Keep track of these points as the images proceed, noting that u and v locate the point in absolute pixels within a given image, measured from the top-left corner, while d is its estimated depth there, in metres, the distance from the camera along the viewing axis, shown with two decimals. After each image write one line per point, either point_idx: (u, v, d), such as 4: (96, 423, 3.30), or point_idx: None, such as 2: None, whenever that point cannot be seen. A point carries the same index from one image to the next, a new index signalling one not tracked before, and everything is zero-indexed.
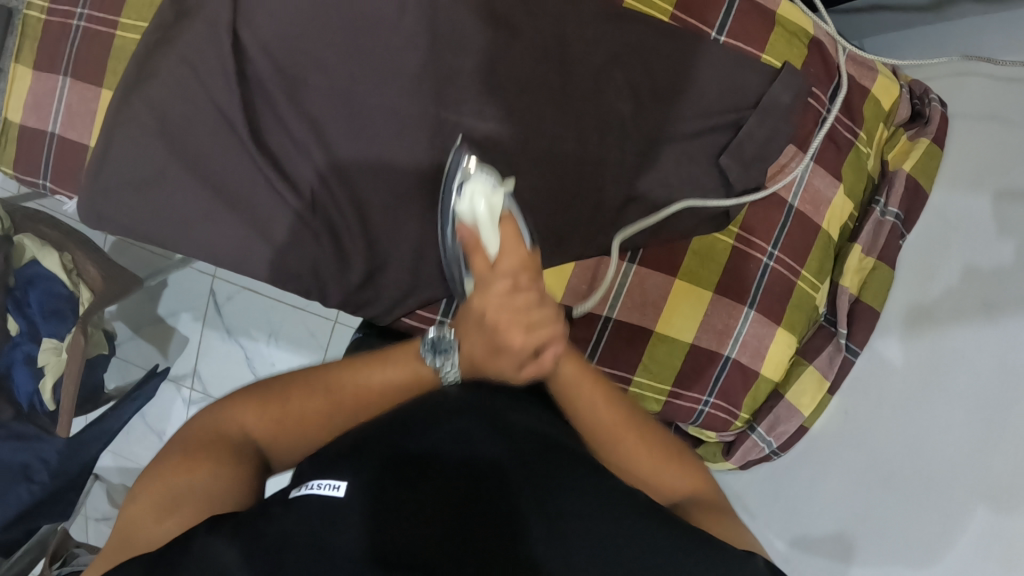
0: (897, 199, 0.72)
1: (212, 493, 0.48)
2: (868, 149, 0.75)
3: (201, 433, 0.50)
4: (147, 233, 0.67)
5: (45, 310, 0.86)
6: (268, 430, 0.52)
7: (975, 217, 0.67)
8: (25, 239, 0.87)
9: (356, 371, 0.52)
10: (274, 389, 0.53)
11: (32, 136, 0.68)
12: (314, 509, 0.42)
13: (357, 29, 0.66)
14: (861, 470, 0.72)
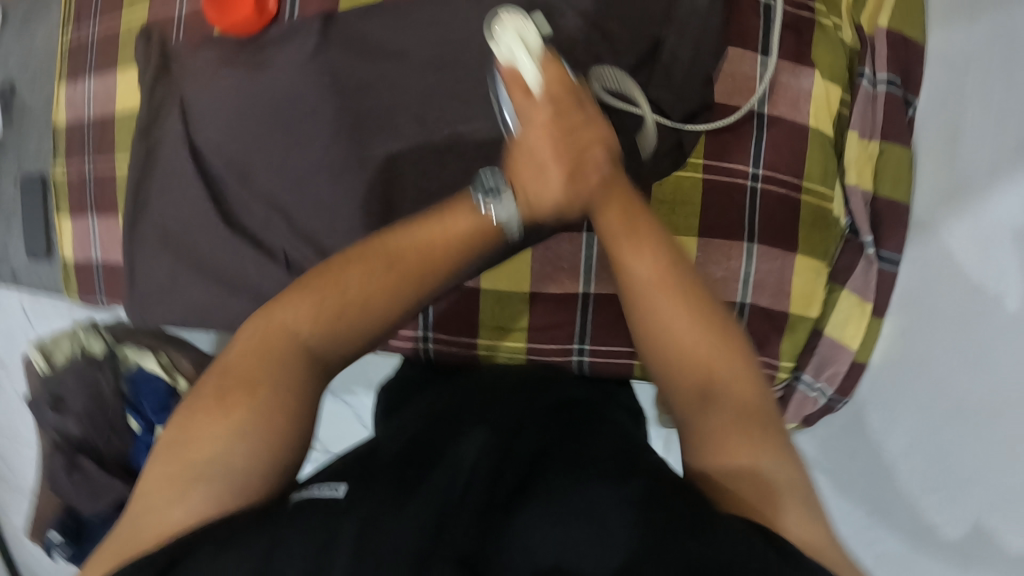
0: (883, 63, 0.62)
1: (235, 455, 0.38)
2: (835, 20, 0.64)
3: (254, 343, 0.41)
4: (174, 320, 0.78)
5: (156, 407, 1.04)
6: (327, 335, 0.42)
7: (985, 52, 0.55)
8: (127, 350, 1.05)
9: (423, 227, 0.45)
10: (325, 277, 0.43)
11: (84, 267, 0.83)
12: (318, 505, 0.35)
13: (274, 98, 0.71)
14: (931, 406, 0.60)
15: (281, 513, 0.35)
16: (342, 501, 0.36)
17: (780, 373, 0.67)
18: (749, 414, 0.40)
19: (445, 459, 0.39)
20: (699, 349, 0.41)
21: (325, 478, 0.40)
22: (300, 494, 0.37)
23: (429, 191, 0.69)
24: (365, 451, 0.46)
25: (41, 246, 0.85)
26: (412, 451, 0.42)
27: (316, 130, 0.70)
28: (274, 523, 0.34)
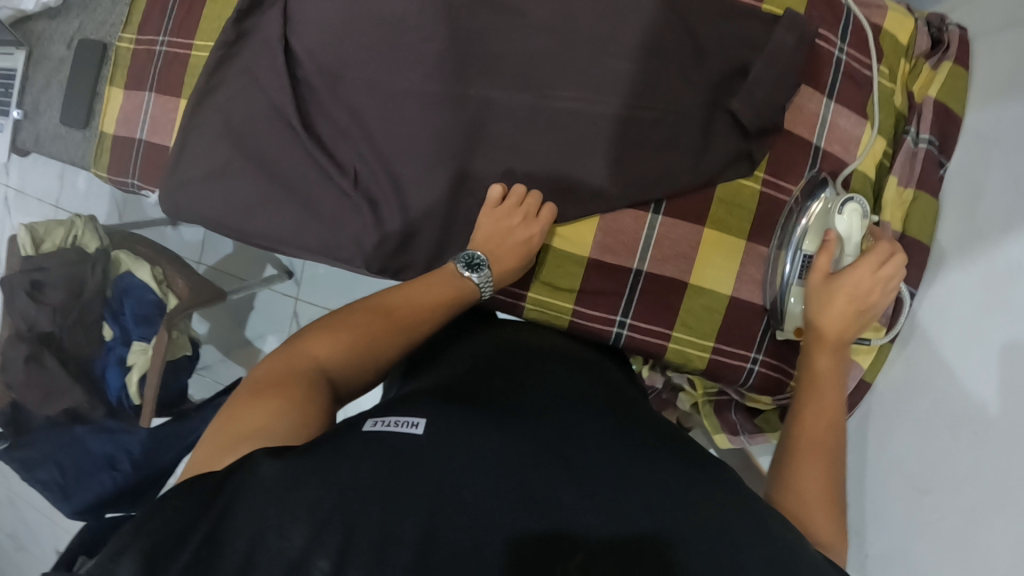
0: (927, 125, 0.72)
1: (284, 417, 0.49)
2: (892, 84, 0.75)
3: (275, 365, 0.55)
4: (210, 216, 0.76)
5: (136, 316, 1.00)
6: (340, 360, 0.57)
7: (1008, 128, 0.65)
8: (121, 255, 1.01)
9: (404, 292, 0.65)
10: (337, 324, 0.60)
11: (123, 144, 0.81)
12: (394, 439, 0.46)
13: (383, 25, 0.73)
14: (926, 424, 0.66)
15: (353, 442, 0.45)
16: (421, 437, 0.47)
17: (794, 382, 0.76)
18: (825, 420, 0.56)
19: (484, 420, 0.50)
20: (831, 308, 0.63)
21: (396, 411, 0.51)
22: (374, 425, 0.48)
23: (510, 146, 0.73)
24: (413, 396, 0.55)
25: (77, 113, 0.82)
26: (481, 405, 0.53)
27: (415, 63, 0.73)
28: (337, 450, 0.44)
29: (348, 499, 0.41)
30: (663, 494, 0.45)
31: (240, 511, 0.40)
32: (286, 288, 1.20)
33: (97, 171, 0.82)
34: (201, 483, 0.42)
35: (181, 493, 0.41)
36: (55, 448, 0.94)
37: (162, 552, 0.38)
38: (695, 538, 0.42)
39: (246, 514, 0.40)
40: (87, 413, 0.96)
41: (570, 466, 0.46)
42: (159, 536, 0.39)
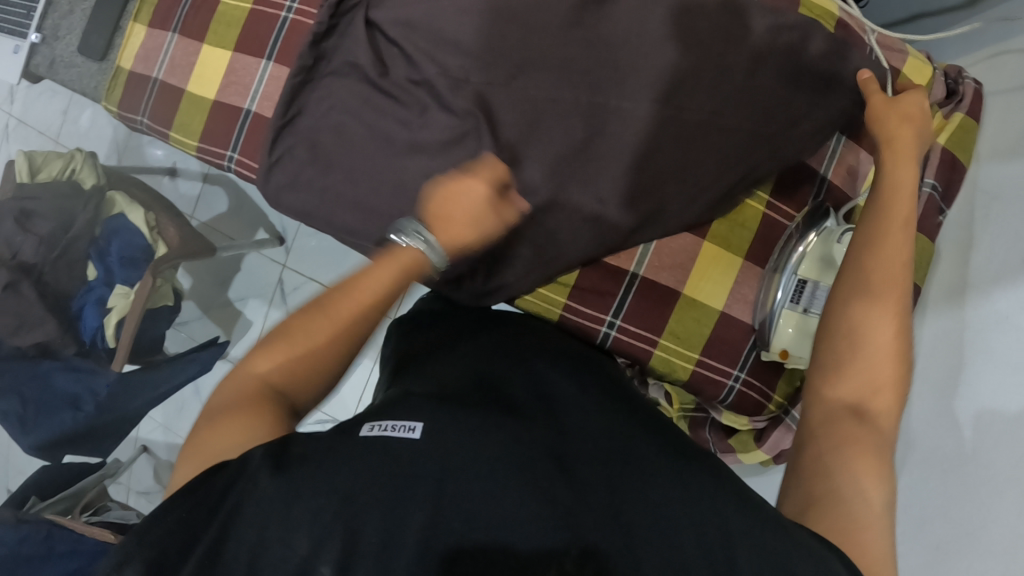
0: (932, 170, 0.72)
1: (249, 439, 0.50)
2: None
3: (227, 392, 0.53)
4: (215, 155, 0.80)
5: (122, 257, 0.98)
6: (286, 370, 0.54)
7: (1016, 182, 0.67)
8: (118, 196, 0.99)
9: (326, 315, 0.55)
10: (276, 335, 0.55)
11: (138, 80, 0.83)
12: (388, 445, 0.45)
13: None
14: (907, 458, 0.69)
15: (348, 447, 0.45)
16: (415, 442, 0.45)
17: (772, 405, 0.77)
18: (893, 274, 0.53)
19: (476, 420, 0.48)
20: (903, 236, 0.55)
21: (393, 415, 0.49)
22: (370, 430, 0.47)
23: (520, 137, 0.74)
24: (400, 399, 0.53)
25: (97, 45, 0.85)
26: (488, 401, 0.52)
27: (436, 43, 0.75)
28: (340, 457, 0.44)
29: (350, 501, 0.41)
30: (665, 494, 0.44)
31: (248, 513, 0.41)
32: (275, 253, 1.18)
33: (109, 104, 0.85)
34: (203, 493, 0.43)
35: (187, 495, 0.42)
36: (20, 380, 0.92)
37: (172, 558, 0.40)
38: (676, 522, 0.42)
39: (248, 525, 0.41)
40: (58, 348, 0.95)
41: (562, 468, 0.46)
42: (166, 546, 0.40)
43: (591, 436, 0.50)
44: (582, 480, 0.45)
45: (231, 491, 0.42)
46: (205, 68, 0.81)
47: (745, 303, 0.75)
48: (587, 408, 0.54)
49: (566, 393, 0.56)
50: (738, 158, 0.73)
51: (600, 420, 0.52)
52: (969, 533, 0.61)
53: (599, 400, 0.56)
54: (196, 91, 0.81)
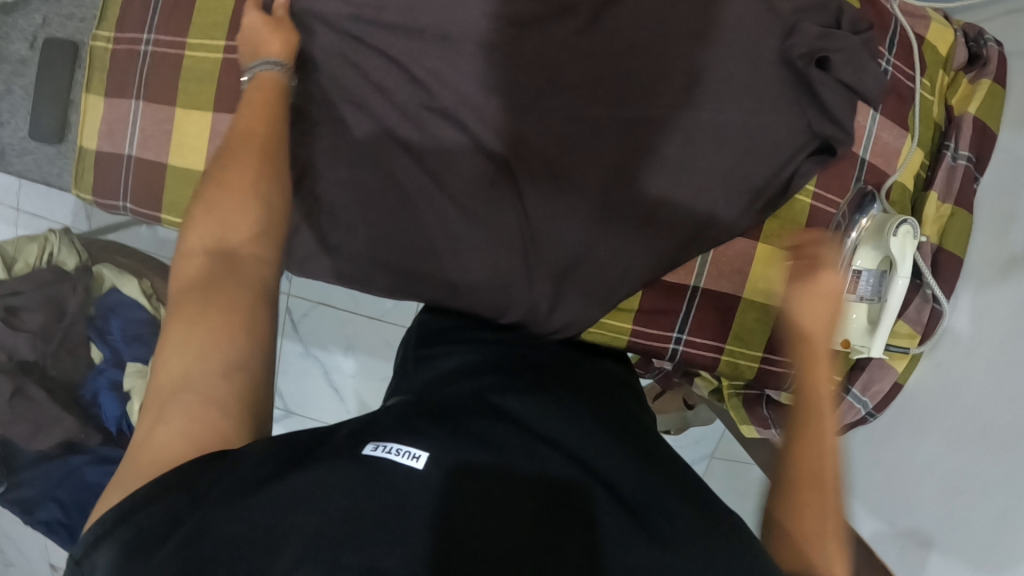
0: (966, 141, 0.74)
1: (194, 324, 0.48)
2: (932, 97, 0.76)
3: (180, 281, 0.52)
4: None
5: (126, 334, 0.93)
6: (216, 233, 0.53)
7: None
8: (104, 269, 0.95)
9: (229, 159, 0.58)
10: (195, 209, 0.55)
11: (109, 159, 0.74)
12: (395, 474, 0.42)
13: (421, 23, 0.68)
14: (955, 427, 0.73)
15: (348, 467, 0.42)
16: (418, 474, 0.42)
17: (832, 383, 0.80)
18: (816, 442, 0.51)
19: (489, 449, 0.45)
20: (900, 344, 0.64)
21: (398, 433, 0.46)
22: (375, 449, 0.44)
23: (557, 163, 0.70)
24: (409, 417, 0.49)
25: (50, 124, 0.76)
26: (496, 422, 0.49)
27: (452, 74, 0.69)
28: (339, 474, 0.42)
29: (334, 529, 0.39)
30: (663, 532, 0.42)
31: (223, 518, 0.39)
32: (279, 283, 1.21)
33: (80, 192, 0.75)
34: (185, 487, 0.41)
35: (169, 489, 0.41)
36: (54, 483, 0.89)
37: (147, 545, 0.39)
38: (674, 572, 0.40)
39: (220, 531, 0.39)
40: (84, 442, 0.90)
41: (566, 503, 0.43)
42: (149, 531, 0.40)
43: (598, 459, 0.48)
44: (583, 515, 0.42)
45: (221, 472, 0.42)
46: (187, 135, 0.72)
47: None
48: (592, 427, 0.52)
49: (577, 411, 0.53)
50: (779, 158, 0.71)
51: (607, 440, 0.50)
52: (1003, 500, 0.65)
53: (600, 420, 0.55)
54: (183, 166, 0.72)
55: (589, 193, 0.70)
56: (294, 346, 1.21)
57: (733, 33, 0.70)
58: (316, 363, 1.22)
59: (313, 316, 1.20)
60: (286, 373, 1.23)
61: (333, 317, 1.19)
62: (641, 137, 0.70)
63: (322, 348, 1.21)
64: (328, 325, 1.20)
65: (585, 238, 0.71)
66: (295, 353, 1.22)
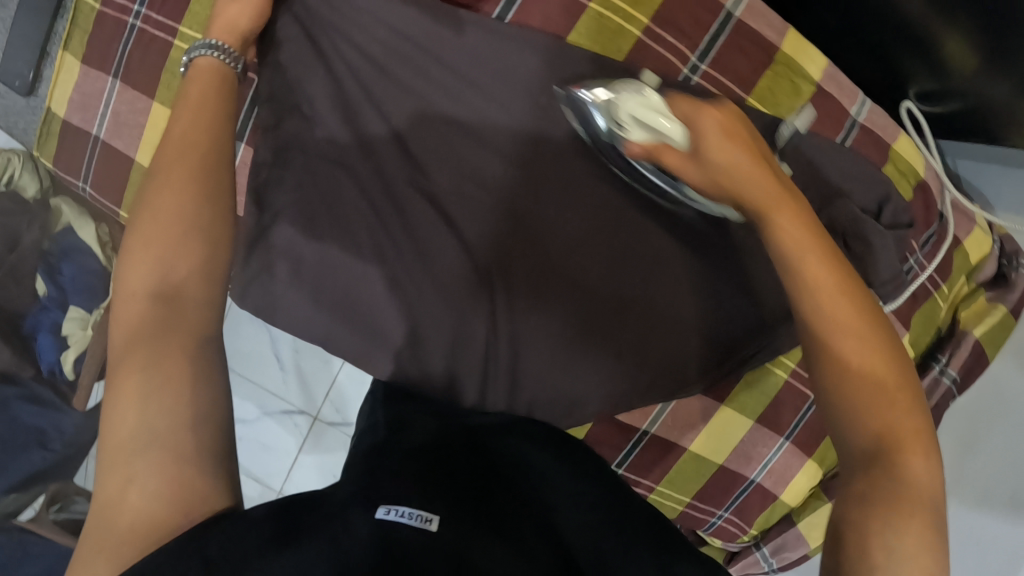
0: (959, 361, 0.71)
1: (178, 369, 0.42)
2: (945, 304, 0.73)
3: (123, 321, 0.44)
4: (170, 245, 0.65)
5: (77, 283, 0.95)
6: (167, 245, 0.46)
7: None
8: (64, 206, 0.95)
9: (172, 168, 0.49)
10: (138, 231, 0.47)
11: (77, 135, 0.67)
12: (409, 543, 0.38)
13: (456, 92, 0.64)
14: None
15: (359, 539, 0.38)
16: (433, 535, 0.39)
17: (745, 535, 0.80)
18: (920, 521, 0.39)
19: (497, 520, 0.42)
20: (819, 254, 0.48)
21: (409, 493, 0.43)
22: (386, 513, 0.40)
23: (550, 274, 0.65)
24: (394, 476, 0.45)
25: (21, 73, 0.69)
26: (490, 487, 0.46)
27: (462, 152, 0.65)
28: (351, 549, 0.38)
29: None
30: None
31: None
32: None
33: (42, 156, 0.69)
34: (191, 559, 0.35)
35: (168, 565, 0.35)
36: None
37: None
38: None
39: None
40: (16, 375, 0.94)
41: None
42: None
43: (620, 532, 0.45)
44: None
45: (224, 533, 0.37)
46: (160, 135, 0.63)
47: (746, 459, 0.74)
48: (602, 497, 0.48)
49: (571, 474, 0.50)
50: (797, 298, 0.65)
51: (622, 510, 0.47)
52: None
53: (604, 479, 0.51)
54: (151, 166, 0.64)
55: (574, 311, 0.65)
56: None
57: None
58: None
59: None
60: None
61: None
62: (659, 252, 0.66)
63: None
64: None
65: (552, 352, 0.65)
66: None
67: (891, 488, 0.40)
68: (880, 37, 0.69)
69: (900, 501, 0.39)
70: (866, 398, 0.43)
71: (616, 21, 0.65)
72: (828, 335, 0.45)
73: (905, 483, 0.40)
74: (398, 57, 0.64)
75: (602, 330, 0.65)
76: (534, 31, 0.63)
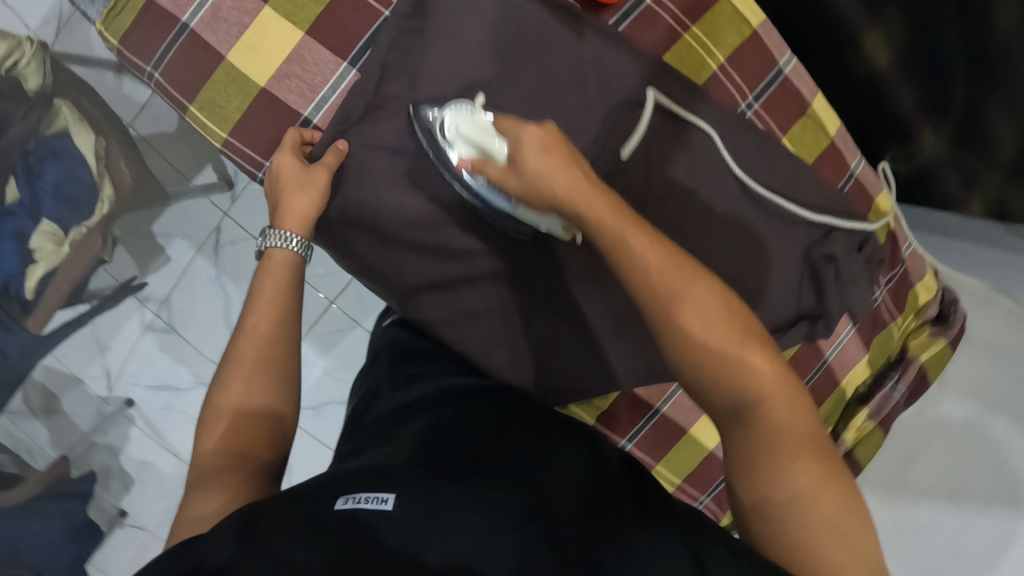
0: (909, 381, 0.86)
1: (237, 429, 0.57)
2: (897, 333, 0.89)
3: (230, 397, 0.58)
4: (240, 142, 0.70)
5: (58, 192, 0.87)
6: (268, 339, 0.60)
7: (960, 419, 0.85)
8: (64, 107, 0.89)
9: (260, 308, 0.61)
10: (244, 345, 0.60)
11: (163, 15, 0.71)
12: (358, 524, 0.42)
13: (560, 72, 0.69)
14: None
15: (317, 523, 0.42)
16: (390, 513, 0.43)
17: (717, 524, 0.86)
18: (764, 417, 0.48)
19: (450, 468, 0.49)
20: (680, 251, 0.51)
21: (368, 483, 0.46)
22: (344, 503, 0.44)
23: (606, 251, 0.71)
24: (417, 465, 0.49)
25: None
26: (461, 454, 0.51)
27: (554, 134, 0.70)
28: (301, 537, 0.41)
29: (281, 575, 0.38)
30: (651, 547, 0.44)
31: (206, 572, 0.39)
32: (220, 200, 1.11)
33: (110, 30, 0.71)
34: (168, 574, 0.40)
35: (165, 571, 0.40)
36: None
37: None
38: None
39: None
40: None
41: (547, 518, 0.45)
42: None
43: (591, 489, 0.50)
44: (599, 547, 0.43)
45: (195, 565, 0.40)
46: (261, 40, 0.70)
47: None
48: (582, 459, 0.54)
49: (555, 447, 0.55)
50: None
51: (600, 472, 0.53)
52: None
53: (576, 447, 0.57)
54: (241, 68, 0.70)
55: (621, 291, 0.71)
56: (206, 267, 1.12)
57: (794, 210, 0.77)
58: (221, 292, 1.13)
59: (240, 247, 1.12)
60: (184, 291, 1.14)
61: None
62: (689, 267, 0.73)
63: (234, 281, 1.13)
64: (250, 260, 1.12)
65: (595, 320, 0.72)
66: (203, 275, 1.13)
67: (782, 450, 0.46)
68: (871, 117, 0.89)
69: (792, 466, 0.46)
70: (721, 328, 0.50)
71: (698, 54, 0.75)
72: (729, 344, 0.49)
73: (795, 447, 0.47)
74: (514, 50, 0.68)
75: (622, 324, 0.72)
76: (636, 43, 0.72)
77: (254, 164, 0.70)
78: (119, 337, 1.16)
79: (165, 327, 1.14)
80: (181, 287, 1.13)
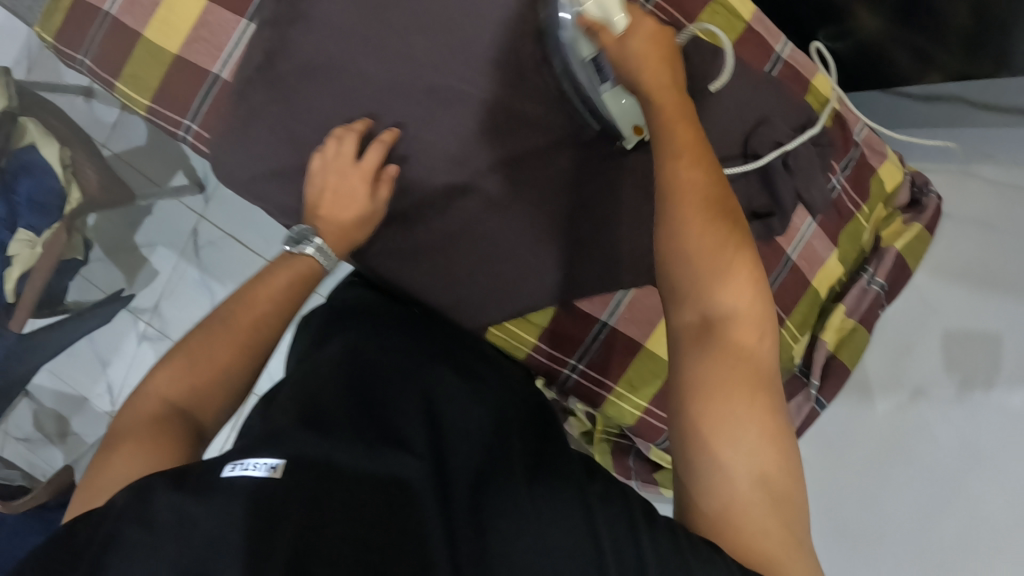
0: (885, 271, 0.80)
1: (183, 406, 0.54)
2: (867, 223, 0.83)
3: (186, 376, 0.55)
4: (163, 108, 0.74)
5: (32, 200, 0.93)
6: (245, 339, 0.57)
7: (949, 303, 0.78)
8: (28, 123, 0.96)
9: (267, 285, 0.61)
10: (217, 326, 0.57)
11: (87, 8, 0.77)
12: (247, 488, 0.40)
13: None
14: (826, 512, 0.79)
15: (202, 488, 0.40)
16: (277, 481, 0.41)
17: None
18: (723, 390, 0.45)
19: (352, 432, 0.48)
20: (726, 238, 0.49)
21: (257, 452, 0.45)
22: (232, 470, 0.42)
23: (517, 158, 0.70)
24: (320, 425, 0.49)
25: None
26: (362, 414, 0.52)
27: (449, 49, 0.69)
28: (203, 504, 0.39)
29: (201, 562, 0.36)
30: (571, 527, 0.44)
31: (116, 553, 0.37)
32: (194, 203, 1.17)
33: (45, 30, 0.78)
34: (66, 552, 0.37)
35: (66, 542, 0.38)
36: None
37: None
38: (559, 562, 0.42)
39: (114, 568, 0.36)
40: None
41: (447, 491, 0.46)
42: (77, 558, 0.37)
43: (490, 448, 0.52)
44: (502, 518, 0.45)
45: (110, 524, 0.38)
46: (171, 13, 0.75)
47: None
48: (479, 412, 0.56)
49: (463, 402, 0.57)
50: None
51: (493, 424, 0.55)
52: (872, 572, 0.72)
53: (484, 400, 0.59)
54: (156, 41, 0.75)
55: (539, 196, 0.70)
56: (189, 272, 1.16)
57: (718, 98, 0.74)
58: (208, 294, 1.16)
59: (218, 246, 1.16)
60: (173, 298, 1.17)
61: (234, 249, 1.15)
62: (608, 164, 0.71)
63: (216, 281, 1.16)
64: (229, 256, 1.16)
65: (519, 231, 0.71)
66: (189, 280, 1.17)
67: (741, 414, 0.45)
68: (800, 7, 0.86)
69: (743, 449, 0.44)
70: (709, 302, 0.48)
71: None
72: (728, 321, 0.47)
73: (750, 429, 0.45)
74: None
75: (563, 218, 0.71)
76: None
77: (175, 124, 0.74)
78: (120, 351, 1.20)
79: (158, 335, 1.18)
80: (169, 294, 1.17)
